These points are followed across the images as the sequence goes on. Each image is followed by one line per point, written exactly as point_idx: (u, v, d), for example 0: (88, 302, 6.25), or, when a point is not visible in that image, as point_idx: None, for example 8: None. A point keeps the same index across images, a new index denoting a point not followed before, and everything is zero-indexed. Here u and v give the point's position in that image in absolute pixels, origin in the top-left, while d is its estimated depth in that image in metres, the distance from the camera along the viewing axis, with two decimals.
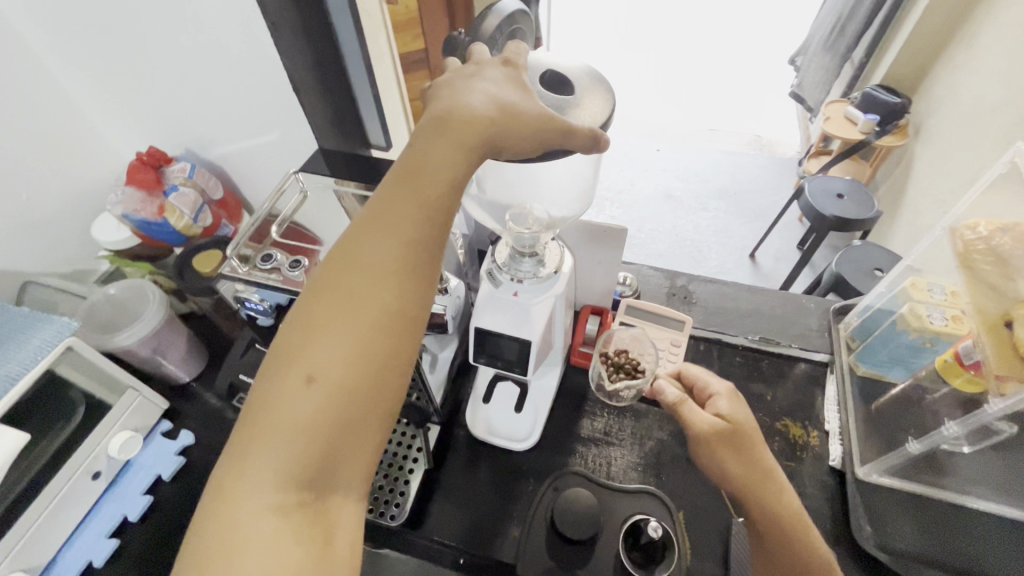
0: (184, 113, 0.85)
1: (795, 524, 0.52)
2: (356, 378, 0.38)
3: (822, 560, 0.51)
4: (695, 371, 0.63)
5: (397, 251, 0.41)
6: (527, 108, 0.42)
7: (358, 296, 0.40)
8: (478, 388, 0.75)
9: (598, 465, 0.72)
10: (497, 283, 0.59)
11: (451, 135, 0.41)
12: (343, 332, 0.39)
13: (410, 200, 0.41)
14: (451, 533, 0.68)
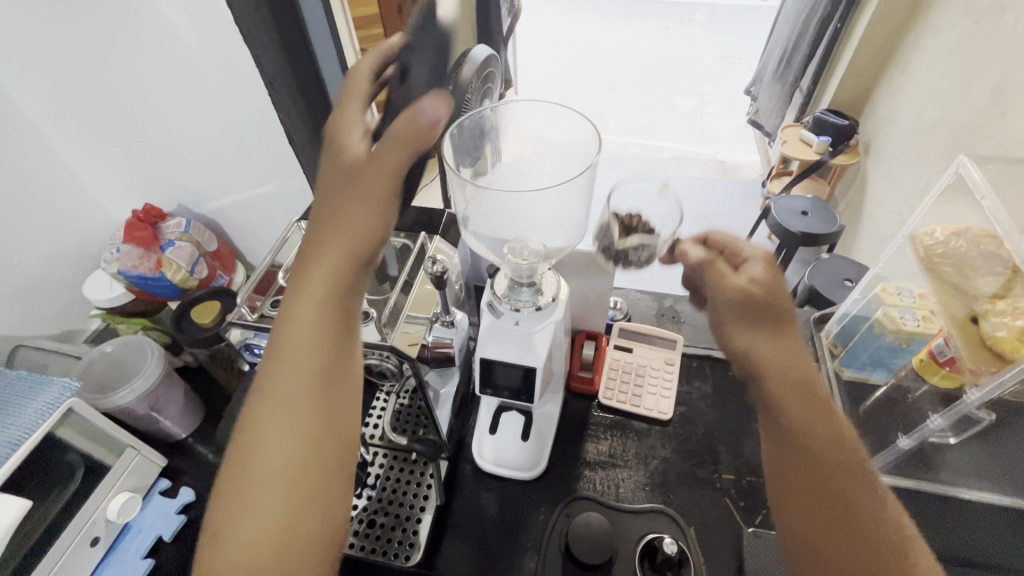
0: (179, 170, 0.88)
1: (818, 407, 0.49)
2: (289, 485, 0.41)
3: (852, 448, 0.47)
4: (726, 236, 0.62)
5: (301, 367, 0.45)
6: (364, 189, 0.47)
7: (271, 414, 0.43)
8: (484, 421, 0.76)
9: (606, 488, 0.73)
10: (498, 314, 0.62)
11: (327, 219, 0.48)
12: (268, 453, 0.42)
13: (308, 283, 0.47)
14: (465, 570, 0.67)
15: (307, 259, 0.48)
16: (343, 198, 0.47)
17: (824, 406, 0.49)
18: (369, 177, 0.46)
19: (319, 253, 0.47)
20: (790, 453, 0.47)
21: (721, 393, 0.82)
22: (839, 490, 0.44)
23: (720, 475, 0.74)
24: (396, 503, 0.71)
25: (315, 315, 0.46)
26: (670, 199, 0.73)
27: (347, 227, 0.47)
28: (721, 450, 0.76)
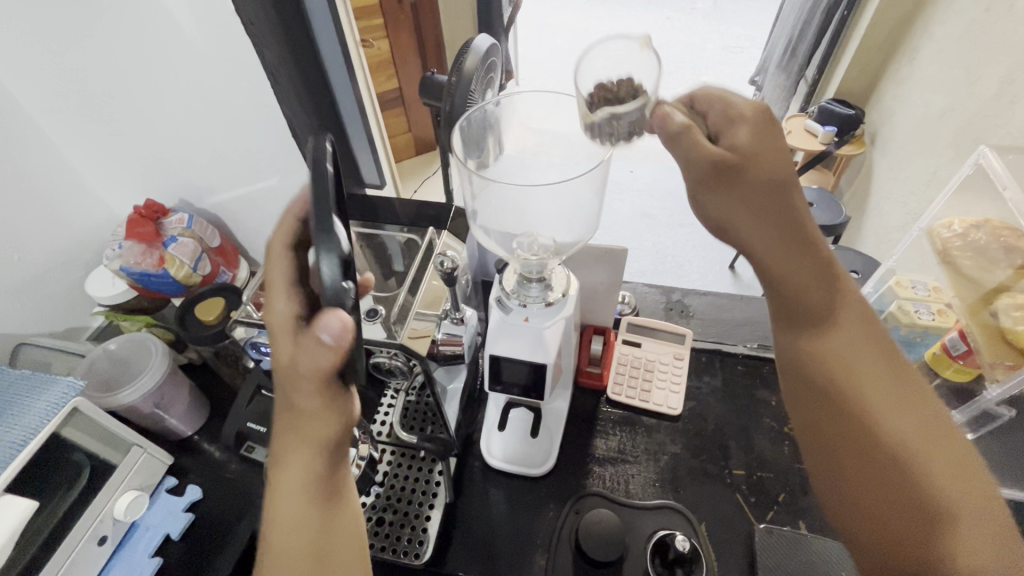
0: (180, 165, 0.86)
1: (853, 328, 0.52)
2: None
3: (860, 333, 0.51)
4: (712, 91, 0.53)
5: (295, 531, 0.42)
6: (308, 364, 0.41)
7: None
8: (492, 417, 0.75)
9: (616, 484, 0.72)
10: (507, 310, 0.61)
11: (287, 424, 0.44)
12: None
13: (280, 493, 0.43)
14: (475, 567, 0.67)
15: (278, 459, 0.44)
16: (295, 404, 0.43)
17: (858, 326, 0.52)
18: (303, 384, 0.42)
19: (287, 458, 0.44)
20: (820, 369, 0.51)
21: (731, 387, 0.82)
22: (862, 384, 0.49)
23: (731, 471, 0.73)
24: (404, 501, 0.71)
25: (291, 515, 0.43)
26: (649, 57, 0.55)
27: (307, 397, 0.43)
28: (731, 445, 0.75)
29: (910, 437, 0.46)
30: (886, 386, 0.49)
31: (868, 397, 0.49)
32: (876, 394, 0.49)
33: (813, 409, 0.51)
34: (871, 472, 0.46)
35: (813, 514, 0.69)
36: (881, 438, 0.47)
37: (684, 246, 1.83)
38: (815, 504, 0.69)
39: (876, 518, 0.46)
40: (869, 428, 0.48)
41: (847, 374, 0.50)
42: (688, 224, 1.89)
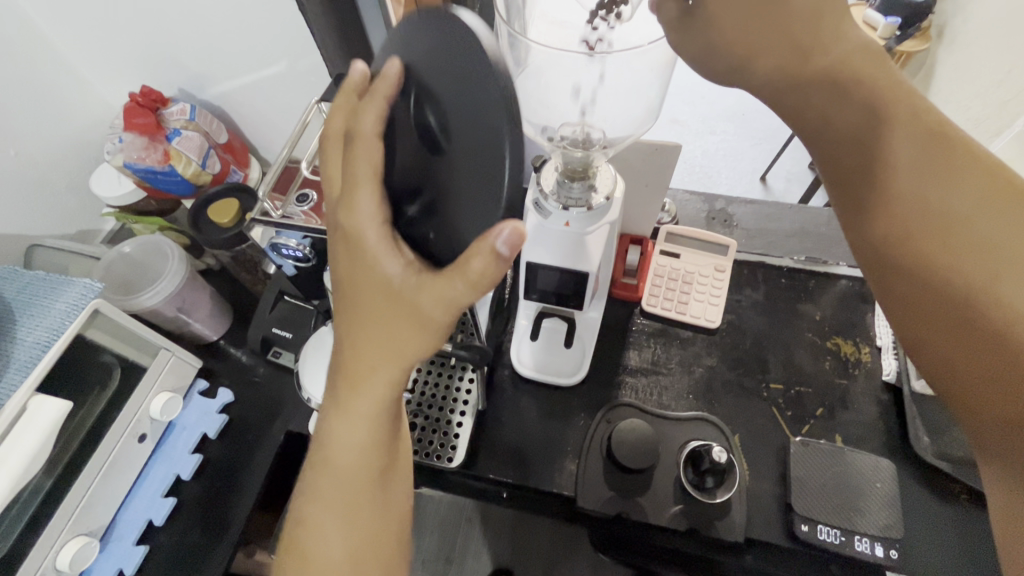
0: (173, 50, 0.77)
1: (924, 171, 0.42)
2: (360, 528, 0.47)
3: (915, 171, 0.42)
4: None
5: (365, 432, 0.45)
6: (425, 297, 0.39)
7: (342, 464, 0.46)
8: (524, 327, 0.73)
9: (649, 394, 0.72)
10: (545, 214, 0.55)
11: (373, 338, 0.42)
12: (337, 498, 0.46)
13: (354, 409, 0.45)
14: (504, 470, 0.68)
15: (354, 368, 0.44)
16: (389, 321, 0.41)
17: (914, 149, 0.42)
18: (420, 309, 0.39)
19: (365, 375, 0.44)
20: (880, 213, 0.43)
21: (775, 301, 0.77)
22: (929, 227, 0.41)
23: (768, 385, 0.71)
24: (435, 407, 0.70)
25: (361, 431, 0.45)
26: None
27: (409, 320, 0.40)
28: (769, 359, 0.73)
29: (989, 286, 0.39)
30: (976, 218, 0.40)
31: (950, 251, 0.41)
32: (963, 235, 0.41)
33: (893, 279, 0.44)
34: (924, 324, 0.42)
35: (849, 428, 0.68)
36: (985, 292, 0.39)
37: (713, 155, 1.65)
38: (852, 419, 0.68)
39: (961, 371, 0.41)
40: (957, 286, 0.40)
41: (930, 231, 0.41)
42: (719, 131, 1.67)
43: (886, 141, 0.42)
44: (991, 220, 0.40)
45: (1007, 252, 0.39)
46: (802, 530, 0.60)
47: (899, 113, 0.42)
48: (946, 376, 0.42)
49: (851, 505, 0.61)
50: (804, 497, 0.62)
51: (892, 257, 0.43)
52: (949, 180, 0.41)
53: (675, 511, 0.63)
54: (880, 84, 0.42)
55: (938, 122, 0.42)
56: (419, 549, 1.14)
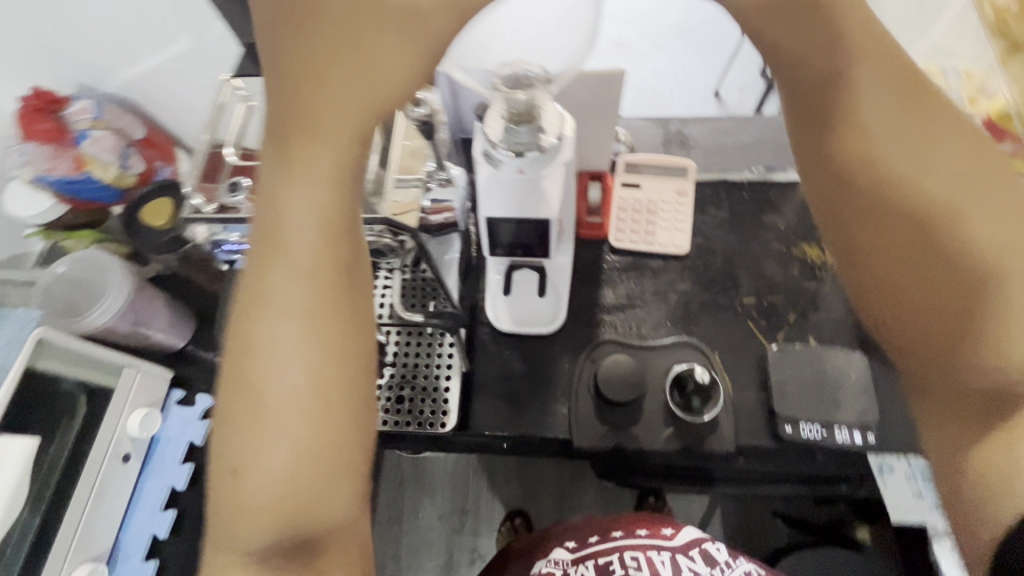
0: (58, 40, 0.69)
1: (895, 118, 0.38)
2: (329, 348, 0.37)
3: (886, 119, 0.38)
4: None
5: (320, 213, 0.39)
6: (384, 36, 0.40)
7: (294, 264, 0.38)
8: (495, 282, 0.71)
9: (628, 328, 0.73)
10: (497, 164, 0.53)
11: (325, 95, 0.39)
12: (294, 301, 0.37)
13: (299, 178, 0.38)
14: (498, 425, 0.69)
15: (300, 140, 0.39)
16: (340, 65, 0.39)
17: (887, 89, 0.38)
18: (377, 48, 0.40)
19: (314, 141, 0.39)
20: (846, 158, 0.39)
21: (740, 217, 0.78)
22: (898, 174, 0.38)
23: (741, 299, 0.72)
24: (419, 377, 0.70)
25: (314, 207, 0.38)
26: None
27: (369, 55, 0.40)
28: (740, 273, 0.74)
29: (959, 245, 0.36)
30: (949, 170, 0.37)
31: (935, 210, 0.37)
32: (927, 187, 0.37)
33: (871, 242, 0.39)
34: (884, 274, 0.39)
35: (821, 327, 0.70)
36: (951, 251, 0.36)
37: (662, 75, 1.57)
38: (824, 318, 0.71)
39: (914, 330, 0.38)
40: (947, 246, 0.36)
41: (900, 174, 0.37)
42: None
43: (855, 79, 0.39)
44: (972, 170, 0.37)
45: (987, 222, 0.36)
46: (787, 431, 0.64)
47: (869, 49, 0.38)
48: (902, 336, 0.39)
49: (830, 399, 0.65)
50: (786, 400, 0.65)
51: (872, 217, 0.39)
52: (921, 128, 0.38)
53: (668, 433, 0.65)
54: (847, 24, 0.38)
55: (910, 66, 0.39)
56: (434, 506, 1.18)
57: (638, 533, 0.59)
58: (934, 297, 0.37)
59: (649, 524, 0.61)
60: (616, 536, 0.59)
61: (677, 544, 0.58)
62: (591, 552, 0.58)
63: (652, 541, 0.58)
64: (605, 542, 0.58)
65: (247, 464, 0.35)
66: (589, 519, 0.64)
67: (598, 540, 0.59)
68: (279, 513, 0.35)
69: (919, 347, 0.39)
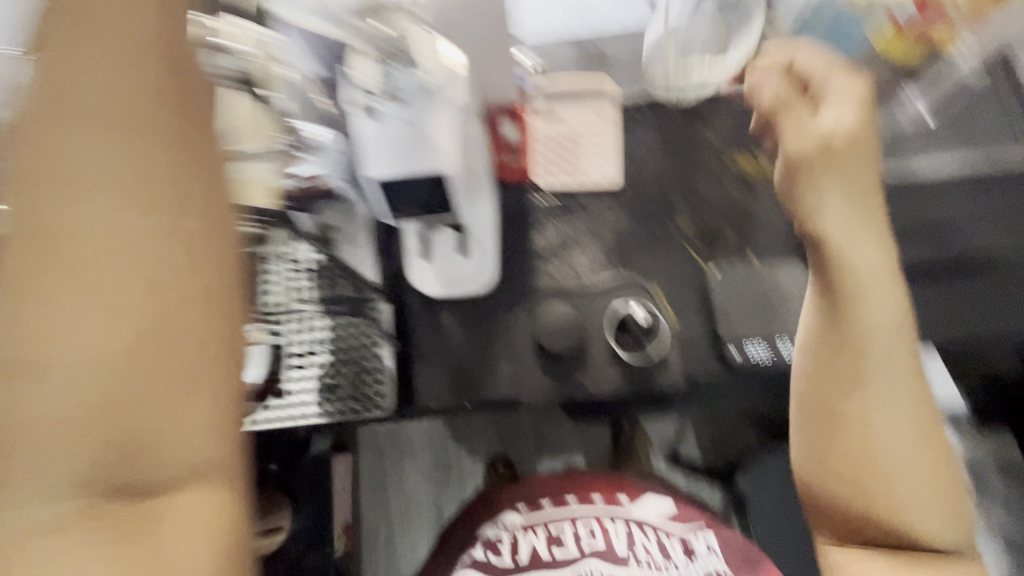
0: None
1: (884, 335, 0.46)
2: (160, 185, 0.24)
3: (884, 323, 0.46)
4: None
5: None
6: None
7: (98, 53, 0.24)
8: (409, 245, 0.66)
9: (565, 273, 0.68)
10: (380, 117, 0.47)
11: None
12: (104, 108, 0.23)
13: None
14: (444, 398, 0.64)
15: None
16: None
17: (888, 307, 0.47)
18: None
19: None
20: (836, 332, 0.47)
21: (667, 135, 0.72)
22: (866, 349, 0.46)
23: (676, 224, 0.69)
24: (346, 360, 0.62)
25: None
26: None
27: None
28: (673, 197, 0.70)
29: (876, 434, 0.46)
30: (895, 377, 0.47)
31: (873, 389, 0.46)
32: (866, 362, 0.46)
33: (809, 359, 0.50)
34: (842, 422, 0.48)
35: (759, 242, 0.68)
36: (874, 437, 0.46)
37: None
38: (762, 231, 0.68)
39: (832, 467, 0.48)
40: (865, 346, 0.46)
41: (853, 355, 0.47)
42: None
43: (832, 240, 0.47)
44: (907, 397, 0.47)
45: (904, 438, 0.46)
46: (731, 355, 0.62)
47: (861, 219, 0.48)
48: (825, 482, 0.49)
49: (771, 315, 0.64)
50: (728, 321, 0.63)
51: (815, 360, 0.49)
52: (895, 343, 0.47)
53: (614, 373, 0.62)
54: (844, 154, 0.49)
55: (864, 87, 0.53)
56: (416, 465, 1.21)
57: (593, 499, 0.61)
58: (854, 465, 0.47)
59: (605, 487, 0.63)
60: (571, 503, 0.61)
61: (631, 514, 0.60)
62: (544, 517, 0.59)
63: (608, 510, 0.60)
64: (559, 508, 0.60)
65: (46, 381, 0.22)
66: (543, 474, 0.66)
67: (552, 505, 0.61)
68: (99, 459, 0.23)
69: (832, 485, 0.48)
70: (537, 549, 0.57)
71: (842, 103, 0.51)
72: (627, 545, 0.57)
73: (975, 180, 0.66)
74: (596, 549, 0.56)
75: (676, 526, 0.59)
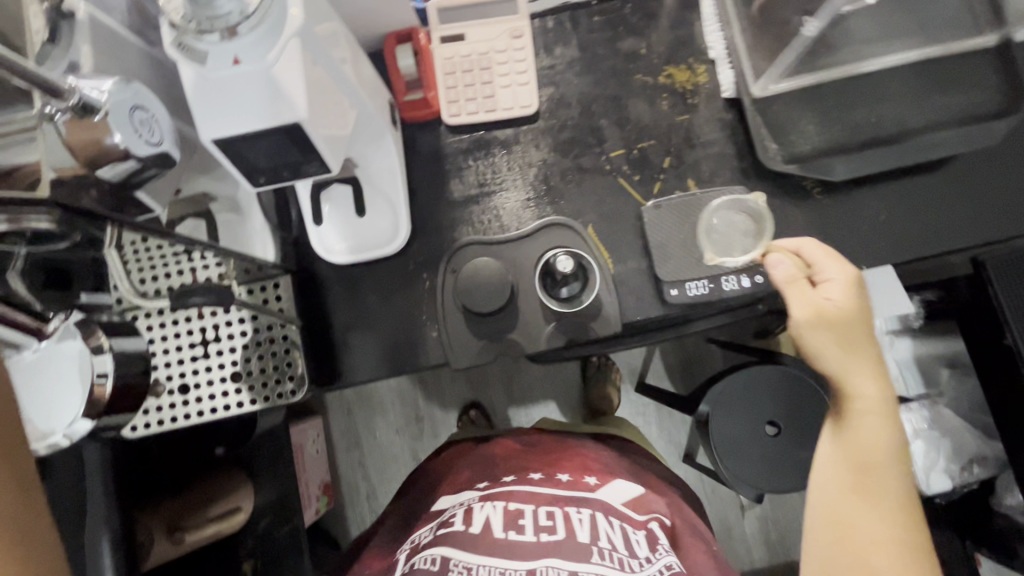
0: None
1: (901, 517, 0.44)
2: None
3: (884, 463, 0.45)
4: None
5: None
6: None
7: None
8: (306, 208, 0.58)
9: (489, 222, 0.61)
10: (201, 57, 0.35)
11: None
12: None
13: None
14: (370, 369, 0.60)
15: None
16: None
17: (882, 423, 0.46)
18: None
19: None
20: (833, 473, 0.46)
21: (592, 50, 0.63)
22: (878, 503, 0.44)
23: (609, 155, 0.61)
24: (249, 348, 0.56)
25: None
26: None
27: None
28: (604, 123, 0.62)
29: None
30: (907, 529, 0.43)
31: (884, 527, 0.43)
32: (889, 547, 0.43)
33: (822, 469, 0.47)
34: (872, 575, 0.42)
35: (701, 166, 0.61)
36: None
37: None
38: (702, 155, 0.61)
39: None
40: (876, 476, 0.45)
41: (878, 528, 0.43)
42: None
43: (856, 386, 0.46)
44: (911, 537, 0.43)
45: None
46: (672, 295, 0.57)
47: (881, 387, 0.46)
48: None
49: None
50: (670, 261, 0.58)
51: (842, 498, 0.45)
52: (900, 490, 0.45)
53: (550, 330, 0.58)
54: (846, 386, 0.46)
55: (859, 272, 0.48)
56: (388, 424, 1.12)
57: (558, 479, 0.55)
58: None
59: (573, 469, 0.57)
60: (534, 480, 0.54)
61: (598, 498, 0.52)
62: (502, 492, 0.53)
63: (573, 492, 0.53)
64: (520, 484, 0.54)
65: None
66: (510, 452, 0.61)
67: (512, 481, 0.54)
68: None
69: None
70: (492, 522, 0.49)
71: (836, 271, 0.47)
72: (591, 534, 0.48)
73: (927, 68, 0.56)
74: (555, 540, 0.47)
75: (643, 522, 0.52)
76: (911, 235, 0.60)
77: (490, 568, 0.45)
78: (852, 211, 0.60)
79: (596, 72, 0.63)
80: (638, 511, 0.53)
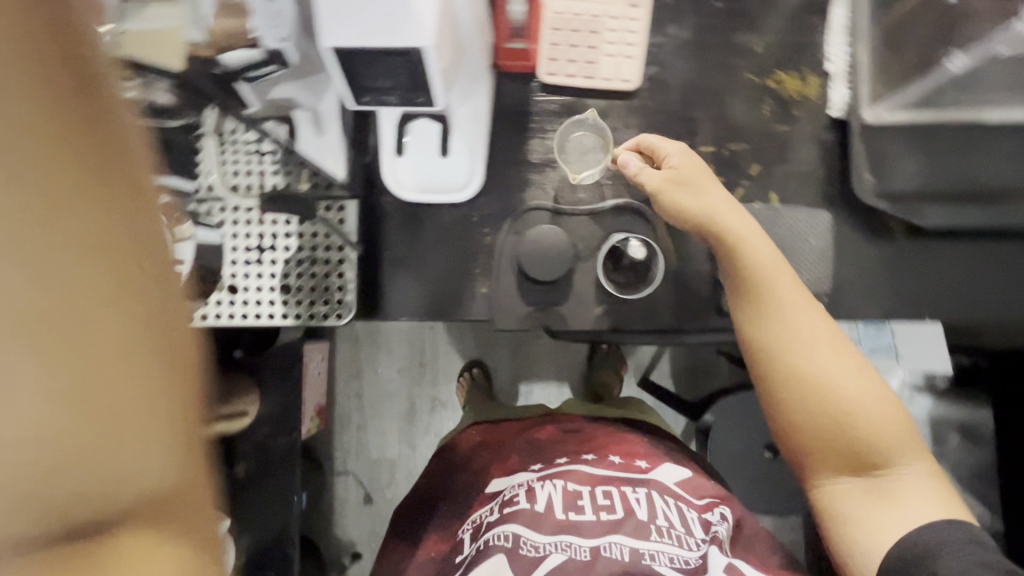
0: None
1: (801, 311, 0.50)
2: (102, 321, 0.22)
3: (769, 273, 0.50)
4: None
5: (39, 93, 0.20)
6: None
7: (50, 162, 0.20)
8: (386, 137, 0.56)
9: (560, 190, 0.60)
10: None
11: None
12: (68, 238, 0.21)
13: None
14: (414, 308, 0.59)
15: None
16: None
17: (762, 246, 0.50)
18: None
19: None
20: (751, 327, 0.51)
21: (704, 36, 0.60)
22: (776, 309, 0.50)
23: (696, 150, 0.59)
24: (304, 262, 0.56)
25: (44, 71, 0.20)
26: None
27: None
28: (697, 115, 0.60)
29: (829, 377, 0.48)
30: (806, 317, 0.50)
31: (788, 319, 0.49)
32: (796, 338, 0.49)
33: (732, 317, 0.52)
34: (798, 376, 0.49)
35: (786, 181, 0.59)
36: (814, 371, 0.48)
37: None
38: (790, 171, 0.59)
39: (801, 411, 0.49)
40: (768, 285, 0.50)
41: (788, 334, 0.49)
42: None
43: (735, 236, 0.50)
44: (806, 307, 0.50)
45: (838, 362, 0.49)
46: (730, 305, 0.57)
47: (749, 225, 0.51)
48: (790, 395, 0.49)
49: None
50: None
51: (754, 334, 0.50)
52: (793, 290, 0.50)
53: (598, 313, 0.57)
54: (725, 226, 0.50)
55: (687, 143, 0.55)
56: (391, 361, 1.13)
57: (610, 460, 0.56)
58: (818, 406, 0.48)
59: (623, 451, 0.57)
60: (587, 460, 0.56)
61: (652, 478, 0.54)
62: (560, 470, 0.54)
63: (628, 473, 0.54)
64: (575, 463, 0.55)
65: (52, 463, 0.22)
66: (553, 437, 0.60)
67: (565, 461, 0.56)
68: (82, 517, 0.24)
69: (808, 429, 0.49)
70: (554, 501, 0.51)
71: (678, 146, 0.53)
72: (649, 511, 0.50)
73: None
74: (614, 519, 0.50)
75: (706, 506, 0.53)
76: (979, 297, 0.59)
77: (559, 542, 0.48)
78: (927, 259, 0.59)
79: (704, 61, 0.60)
80: (700, 494, 0.54)
